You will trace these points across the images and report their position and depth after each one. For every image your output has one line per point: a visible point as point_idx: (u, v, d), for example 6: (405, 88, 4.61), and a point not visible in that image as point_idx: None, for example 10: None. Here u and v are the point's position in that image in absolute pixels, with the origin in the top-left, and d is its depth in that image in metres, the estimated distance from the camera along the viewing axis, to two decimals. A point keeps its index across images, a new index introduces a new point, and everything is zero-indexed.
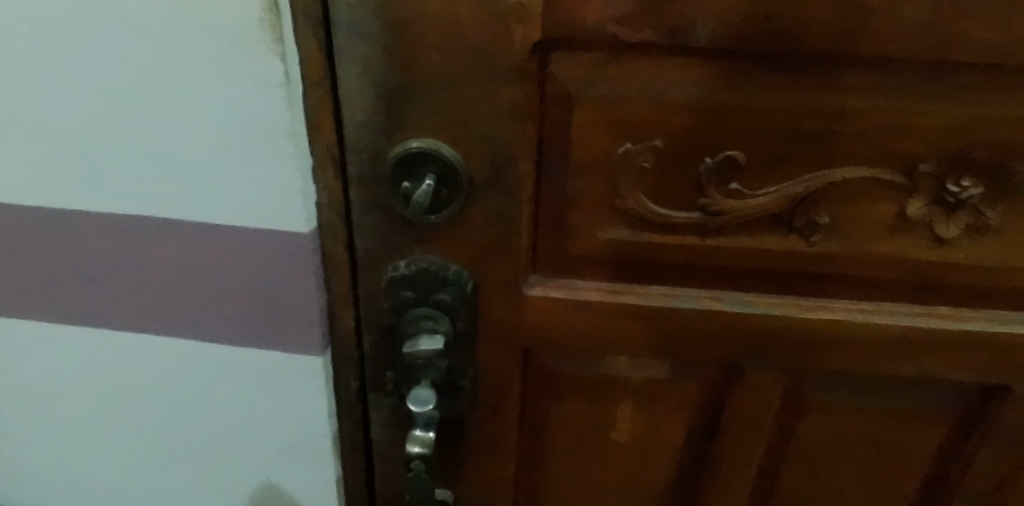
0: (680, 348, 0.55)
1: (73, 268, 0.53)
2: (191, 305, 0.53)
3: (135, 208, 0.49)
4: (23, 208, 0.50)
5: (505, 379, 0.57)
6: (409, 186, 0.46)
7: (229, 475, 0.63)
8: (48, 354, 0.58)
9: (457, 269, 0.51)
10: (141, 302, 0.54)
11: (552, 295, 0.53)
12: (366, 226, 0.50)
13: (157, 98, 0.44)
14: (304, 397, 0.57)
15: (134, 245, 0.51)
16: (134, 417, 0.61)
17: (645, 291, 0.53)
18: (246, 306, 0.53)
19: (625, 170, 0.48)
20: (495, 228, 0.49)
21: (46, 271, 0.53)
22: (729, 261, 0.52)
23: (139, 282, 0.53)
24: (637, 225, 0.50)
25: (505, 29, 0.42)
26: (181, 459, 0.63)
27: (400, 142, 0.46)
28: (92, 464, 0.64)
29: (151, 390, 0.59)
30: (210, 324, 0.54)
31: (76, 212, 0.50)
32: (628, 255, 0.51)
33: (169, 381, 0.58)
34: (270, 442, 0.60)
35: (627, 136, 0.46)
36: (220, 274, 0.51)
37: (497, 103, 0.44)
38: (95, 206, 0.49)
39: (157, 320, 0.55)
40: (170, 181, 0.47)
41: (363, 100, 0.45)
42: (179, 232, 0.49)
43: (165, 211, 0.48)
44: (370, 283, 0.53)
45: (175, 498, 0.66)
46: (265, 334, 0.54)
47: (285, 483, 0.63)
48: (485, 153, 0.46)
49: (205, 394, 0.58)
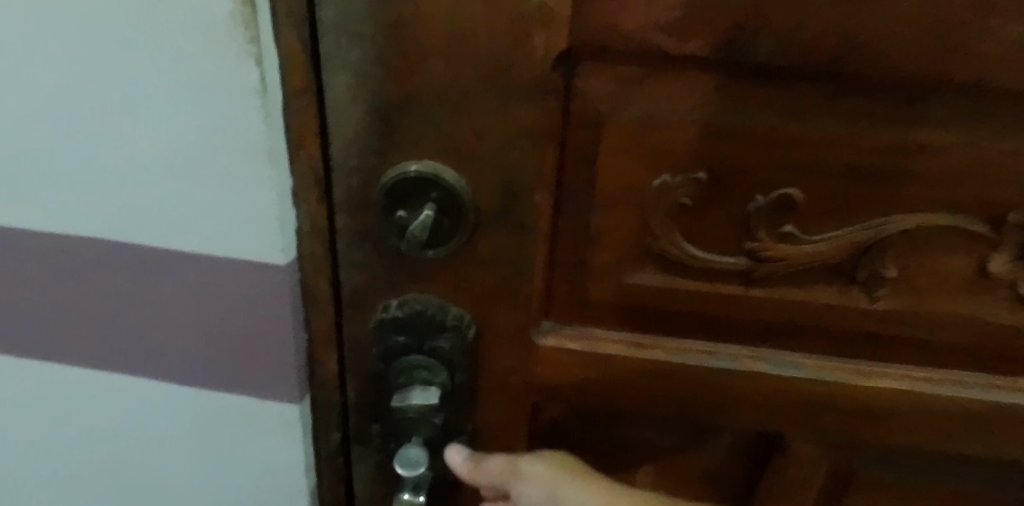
0: (712, 413, 0.48)
1: (20, 294, 0.46)
2: (153, 340, 0.46)
3: (82, 231, 0.42)
4: None
5: (509, 438, 0.49)
6: (404, 215, 0.39)
7: None
8: None
9: (457, 312, 0.43)
10: (97, 335, 0.47)
11: (566, 346, 0.45)
12: (354, 259, 0.42)
13: (105, 106, 0.37)
14: (277, 451, 0.49)
15: (80, 276, 0.44)
16: (88, 460, 0.53)
17: (676, 345, 0.45)
18: (213, 346, 0.46)
19: (660, 205, 0.40)
20: (504, 267, 0.42)
21: None
22: (776, 316, 0.44)
23: (95, 313, 0.46)
24: (670, 270, 0.43)
25: (524, 33, 0.35)
26: None
27: (395, 165, 0.39)
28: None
29: (99, 438, 0.52)
30: (172, 364, 0.47)
31: (21, 232, 0.42)
32: (659, 303, 0.44)
33: (120, 429, 0.51)
34: (239, 494, 0.53)
35: (663, 166, 0.39)
36: (180, 310, 0.44)
37: (512, 123, 0.37)
38: (41, 226, 0.42)
39: (111, 357, 0.48)
40: (124, 201, 0.40)
41: (353, 113, 0.38)
42: (131, 261, 0.43)
43: (124, 234, 0.41)
44: (356, 325, 0.45)
45: None
46: (235, 379, 0.47)
47: None
48: (494, 181, 0.39)
49: (163, 442, 0.51)
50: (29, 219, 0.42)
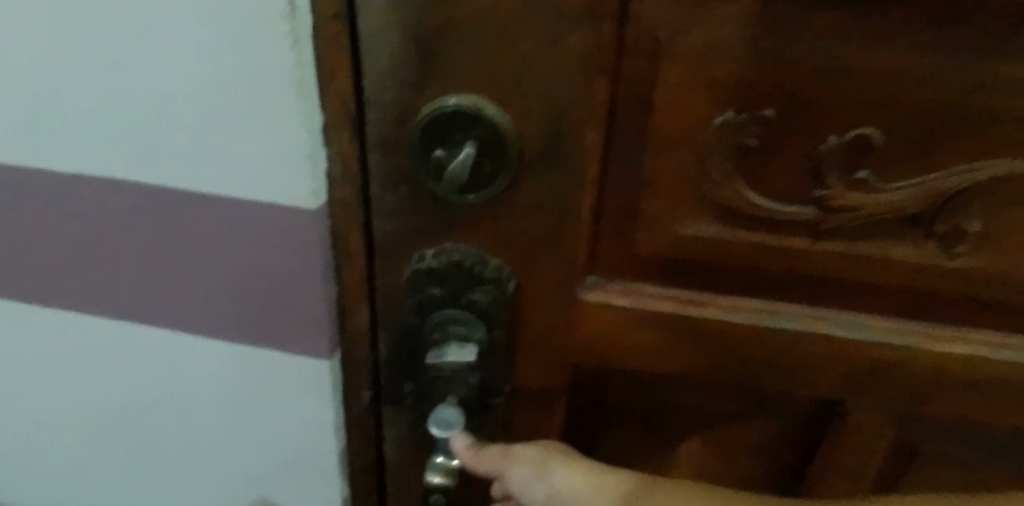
0: (768, 378, 0.44)
1: (43, 239, 0.44)
2: (177, 290, 0.44)
3: (102, 170, 0.40)
4: None
5: (547, 401, 0.47)
6: (441, 155, 0.36)
7: (219, 485, 0.55)
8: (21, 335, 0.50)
9: (497, 264, 0.41)
10: (121, 284, 0.45)
11: (613, 302, 0.42)
12: (387, 205, 0.39)
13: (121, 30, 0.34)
14: (307, 406, 0.48)
15: (102, 220, 0.42)
16: (115, 412, 0.52)
17: (733, 303, 0.42)
18: (239, 296, 0.44)
19: (722, 147, 0.36)
20: (548, 215, 0.39)
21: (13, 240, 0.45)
22: (843, 274, 0.41)
23: (117, 261, 0.44)
24: (729, 220, 0.39)
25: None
26: (167, 469, 0.55)
27: (433, 99, 0.36)
28: (72, 460, 0.57)
29: (127, 392, 0.51)
30: (197, 316, 0.45)
31: (43, 171, 0.41)
32: (715, 257, 0.40)
33: (147, 382, 0.50)
34: (267, 452, 0.51)
35: (729, 102, 0.35)
36: (206, 257, 0.42)
37: (562, 51, 0.34)
38: (62, 165, 0.40)
39: (135, 306, 0.46)
40: (145, 137, 0.38)
41: (387, 40, 0.34)
42: (154, 204, 0.40)
43: (145, 176, 0.39)
44: (389, 276, 0.42)
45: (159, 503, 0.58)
46: (263, 330, 0.45)
47: (280, 498, 0.54)
48: (541, 117, 0.36)
49: (189, 396, 0.50)
50: (47, 156, 0.40)
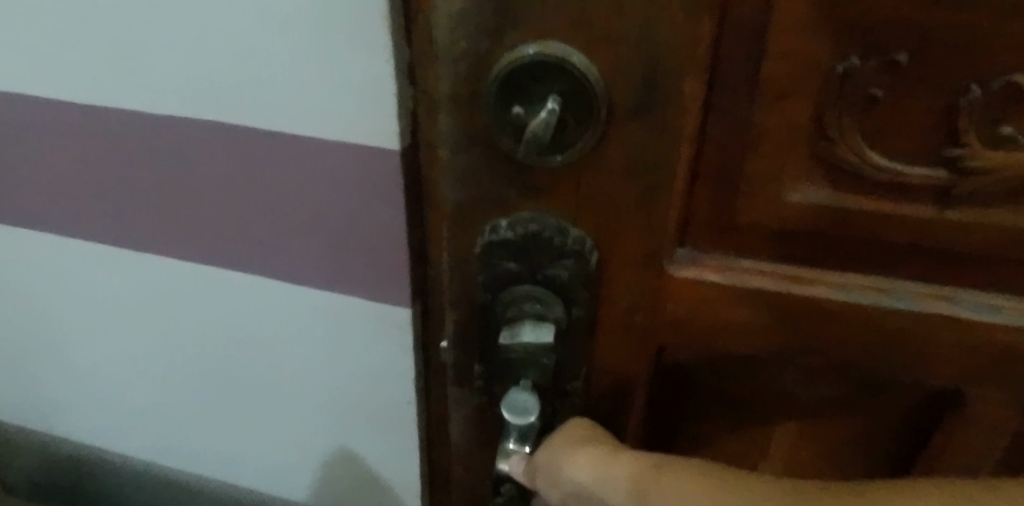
0: (876, 363, 0.40)
1: (179, 190, 0.50)
2: (296, 230, 0.50)
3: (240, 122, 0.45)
4: (133, 124, 0.48)
5: (627, 387, 0.43)
6: (521, 112, 0.32)
7: (327, 408, 0.61)
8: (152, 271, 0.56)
9: (578, 235, 0.37)
10: (248, 228, 0.51)
11: (704, 279, 0.38)
12: (458, 170, 0.36)
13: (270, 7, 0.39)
14: (408, 333, 0.53)
15: (235, 155, 0.47)
16: (233, 340, 0.59)
17: (841, 279, 0.37)
18: (351, 233, 0.48)
19: (841, 97, 0.32)
20: (638, 178, 0.35)
21: (155, 195, 0.51)
22: (975, 248, 0.35)
23: (244, 205, 0.50)
24: (843, 184, 0.35)
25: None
26: (281, 392, 0.61)
27: (512, 49, 0.32)
28: (194, 387, 0.64)
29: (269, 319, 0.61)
30: (314, 256, 0.51)
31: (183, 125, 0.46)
32: (825, 227, 0.36)
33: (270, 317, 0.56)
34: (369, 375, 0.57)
35: (853, 45, 0.30)
36: (322, 193, 0.47)
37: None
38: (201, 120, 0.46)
39: (265, 247, 0.52)
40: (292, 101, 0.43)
41: None
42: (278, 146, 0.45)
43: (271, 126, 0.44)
44: (458, 247, 0.39)
45: (270, 427, 0.64)
46: (373, 268, 0.50)
47: (383, 421, 0.60)
48: (635, 67, 0.32)
49: (301, 324, 0.56)
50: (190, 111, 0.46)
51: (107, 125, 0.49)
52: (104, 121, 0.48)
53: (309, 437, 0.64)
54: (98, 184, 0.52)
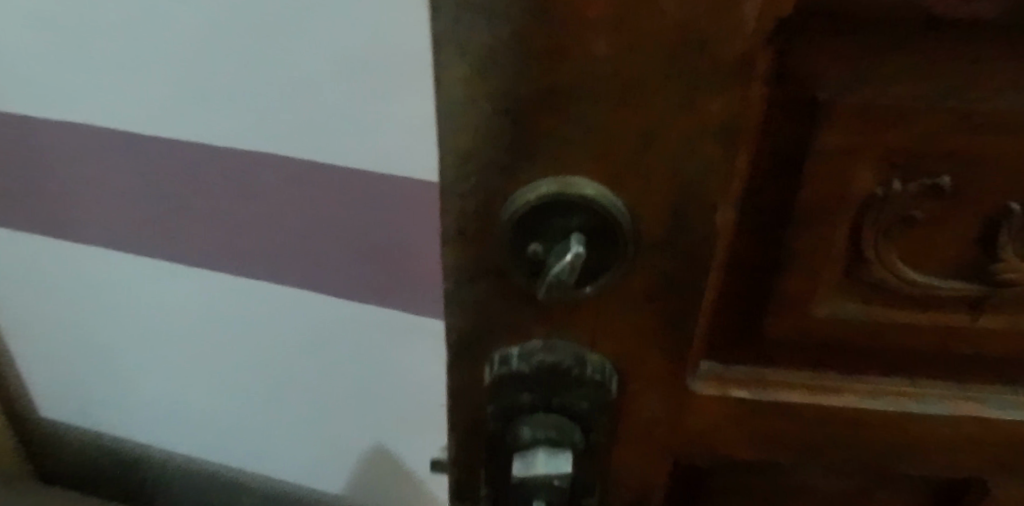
0: (900, 462, 0.38)
1: (254, 246, 0.68)
2: (344, 258, 0.67)
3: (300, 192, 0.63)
4: (217, 206, 0.66)
5: (643, 498, 0.40)
6: (539, 251, 0.29)
7: (353, 386, 0.78)
8: (209, 290, 0.74)
9: (598, 360, 0.34)
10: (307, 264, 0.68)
11: (728, 394, 0.36)
12: (464, 302, 0.33)
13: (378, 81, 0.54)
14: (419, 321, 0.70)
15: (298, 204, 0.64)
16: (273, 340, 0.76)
17: (868, 385, 0.36)
18: (385, 255, 0.66)
19: (879, 219, 0.30)
20: (663, 304, 0.32)
21: (234, 250, 0.69)
22: (1003, 351, 0.34)
23: (301, 245, 0.67)
24: (876, 299, 0.33)
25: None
26: (317, 379, 0.79)
27: (525, 185, 0.28)
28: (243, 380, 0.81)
29: (321, 327, 0.73)
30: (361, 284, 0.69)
31: (254, 196, 0.65)
32: (854, 338, 0.34)
33: (336, 324, 0.72)
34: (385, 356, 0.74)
35: (895, 168, 0.28)
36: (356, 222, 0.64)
37: (704, 120, 0.26)
38: (276, 202, 0.64)
39: (335, 275, 0.69)
40: (387, 155, 0.58)
41: (475, 121, 0.27)
42: (379, 203, 0.62)
43: (326, 200, 0.63)
44: (464, 375, 0.36)
45: (311, 405, 0.81)
46: (405, 286, 0.68)
47: (400, 393, 0.77)
48: (666, 199, 0.29)
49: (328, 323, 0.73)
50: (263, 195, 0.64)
51: (196, 202, 0.67)
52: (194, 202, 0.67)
53: (343, 412, 0.81)
54: (189, 251, 0.71)
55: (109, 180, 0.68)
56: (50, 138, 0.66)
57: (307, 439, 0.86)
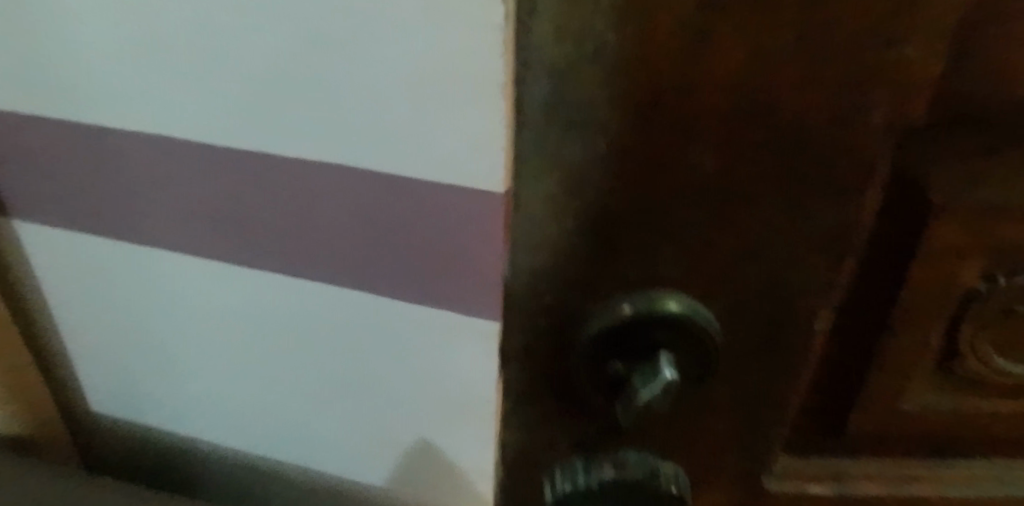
0: None
1: (279, 249, 0.64)
2: (379, 264, 0.62)
3: (334, 179, 0.58)
4: (239, 202, 0.61)
5: None
6: (620, 371, 0.26)
7: (380, 404, 0.75)
8: (223, 298, 0.69)
9: (671, 470, 0.30)
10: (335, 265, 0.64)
11: (806, 487, 0.34)
12: (525, 417, 0.29)
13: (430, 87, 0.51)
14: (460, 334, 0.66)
15: (328, 197, 0.59)
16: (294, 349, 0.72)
17: (952, 472, 0.34)
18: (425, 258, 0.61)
19: (981, 314, 0.28)
20: (744, 412, 0.30)
21: (257, 254, 0.65)
22: None
23: (332, 252, 0.63)
24: (969, 391, 0.31)
25: (839, 100, 0.22)
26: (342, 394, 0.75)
27: (605, 302, 0.25)
28: (260, 396, 0.77)
29: (348, 334, 0.69)
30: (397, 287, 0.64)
31: (284, 184, 0.59)
32: (941, 429, 0.32)
33: (364, 334, 0.68)
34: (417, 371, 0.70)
35: (997, 265, 0.27)
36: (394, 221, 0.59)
37: (809, 224, 0.25)
38: (307, 186, 0.58)
39: (366, 282, 0.64)
40: (432, 138, 0.53)
41: (557, 237, 0.24)
42: (417, 201, 0.57)
43: (362, 203, 0.59)
44: (518, 487, 0.32)
45: (330, 425, 0.78)
46: (445, 292, 0.63)
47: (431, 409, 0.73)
48: (759, 308, 0.26)
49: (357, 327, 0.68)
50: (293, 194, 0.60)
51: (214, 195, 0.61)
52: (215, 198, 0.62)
53: (367, 429, 0.77)
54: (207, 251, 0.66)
55: (115, 170, 0.62)
56: (55, 138, 0.62)
57: (324, 468, 0.83)
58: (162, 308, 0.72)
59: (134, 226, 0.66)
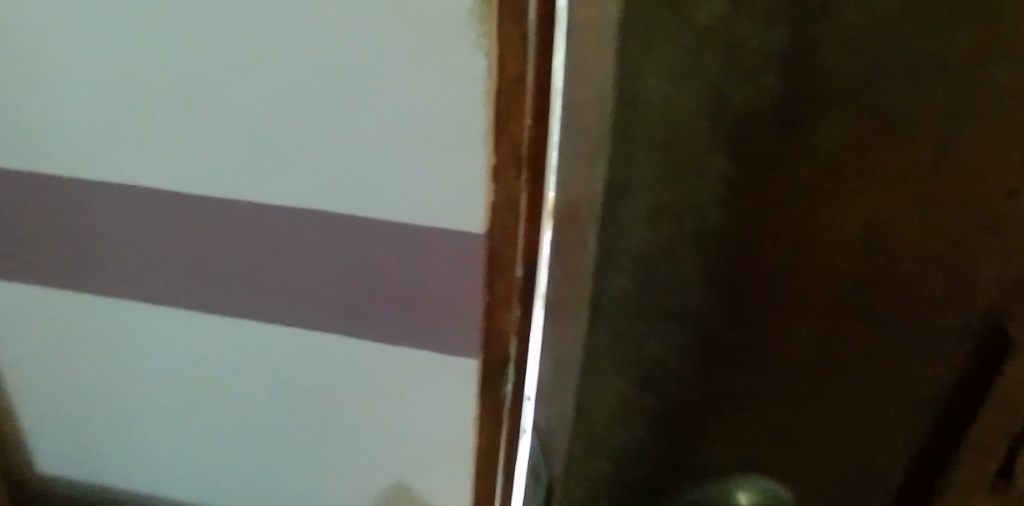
0: None
1: (346, 307, 1.14)
2: (408, 319, 1.13)
3: (387, 276, 1.09)
4: (327, 271, 1.10)
5: None
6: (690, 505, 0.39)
7: (393, 426, 1.26)
8: (305, 348, 1.19)
9: None
10: (380, 311, 1.13)
11: None
12: None
13: (441, 153, 0.97)
14: (453, 373, 1.18)
15: (379, 288, 1.11)
16: (345, 381, 1.22)
17: None
18: (438, 312, 1.12)
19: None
20: None
21: (334, 301, 1.13)
22: None
23: (379, 308, 1.13)
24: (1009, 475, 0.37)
25: (952, 239, 0.29)
26: (373, 410, 1.25)
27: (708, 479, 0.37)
28: (317, 419, 1.28)
29: (380, 359, 1.18)
30: (420, 325, 1.14)
31: (355, 271, 1.09)
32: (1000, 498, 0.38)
33: (391, 360, 1.18)
34: (421, 399, 1.22)
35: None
36: (421, 294, 1.10)
37: (885, 395, 0.34)
38: (366, 264, 1.08)
39: (401, 323, 1.14)
40: (445, 176, 0.99)
41: (629, 366, 0.35)
42: (431, 289, 1.09)
43: (400, 279, 1.09)
44: None
45: (361, 439, 1.29)
46: (452, 327, 1.13)
47: (428, 423, 1.25)
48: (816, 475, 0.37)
49: (387, 354, 1.18)
50: (361, 274, 1.09)
51: (311, 262, 1.09)
52: (309, 263, 1.09)
53: (384, 441, 1.29)
54: (302, 282, 1.12)
55: (244, 246, 1.10)
56: (199, 229, 1.09)
57: (352, 469, 1.35)
58: (260, 350, 1.21)
59: (252, 197, 1.05)
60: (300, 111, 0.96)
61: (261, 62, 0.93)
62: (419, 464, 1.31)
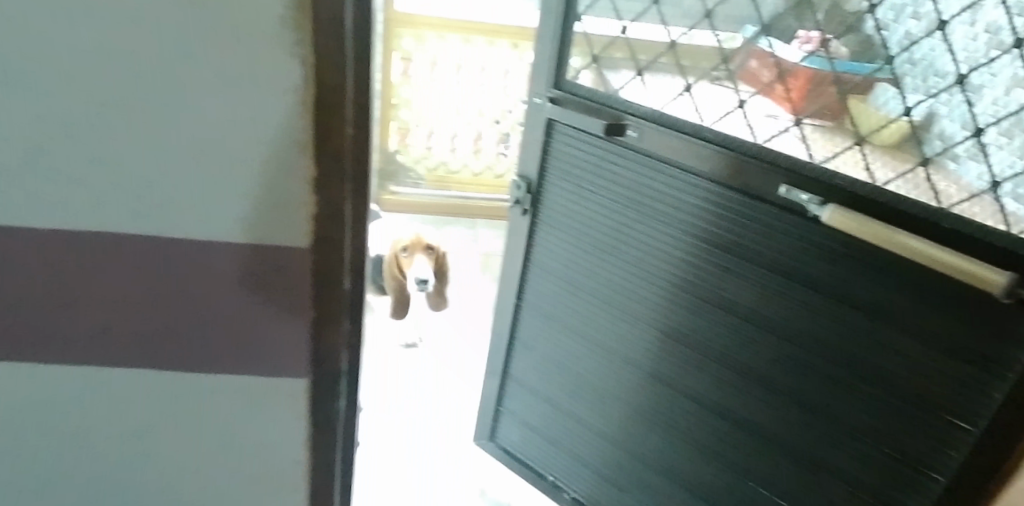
0: None
1: (152, 340, 1.02)
2: (225, 346, 1.04)
3: (198, 304, 0.99)
4: (128, 303, 0.97)
5: None
6: None
7: (213, 459, 1.15)
8: (105, 388, 1.05)
9: None
10: (193, 343, 1.03)
11: None
12: None
13: (252, 169, 0.89)
14: (280, 396, 1.09)
15: (189, 316, 1.00)
16: (158, 420, 1.09)
17: None
18: (259, 337, 1.03)
19: None
20: None
21: (138, 335, 1.01)
22: None
23: (192, 338, 1.02)
24: None
25: None
26: (192, 448, 1.13)
27: None
28: (123, 464, 1.14)
29: (199, 393, 1.07)
30: (241, 354, 1.04)
31: (161, 301, 0.98)
32: None
33: (212, 393, 1.07)
34: (246, 428, 1.12)
35: None
36: (238, 320, 1.01)
37: None
38: (173, 295, 0.97)
39: (218, 351, 1.04)
40: (263, 198, 0.91)
41: None
42: (249, 315, 1.01)
43: (214, 306, 0.99)
44: None
45: (178, 478, 1.17)
46: (276, 352, 1.05)
47: (255, 451, 1.15)
48: None
49: (207, 387, 1.07)
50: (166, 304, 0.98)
51: (107, 295, 0.96)
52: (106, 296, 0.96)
53: (205, 478, 1.17)
54: (97, 319, 0.99)
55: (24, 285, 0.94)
56: None
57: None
58: (49, 396, 1.05)
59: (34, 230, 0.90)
60: (81, 119, 0.83)
61: (25, 51, 0.79)
62: (247, 493, 1.20)
